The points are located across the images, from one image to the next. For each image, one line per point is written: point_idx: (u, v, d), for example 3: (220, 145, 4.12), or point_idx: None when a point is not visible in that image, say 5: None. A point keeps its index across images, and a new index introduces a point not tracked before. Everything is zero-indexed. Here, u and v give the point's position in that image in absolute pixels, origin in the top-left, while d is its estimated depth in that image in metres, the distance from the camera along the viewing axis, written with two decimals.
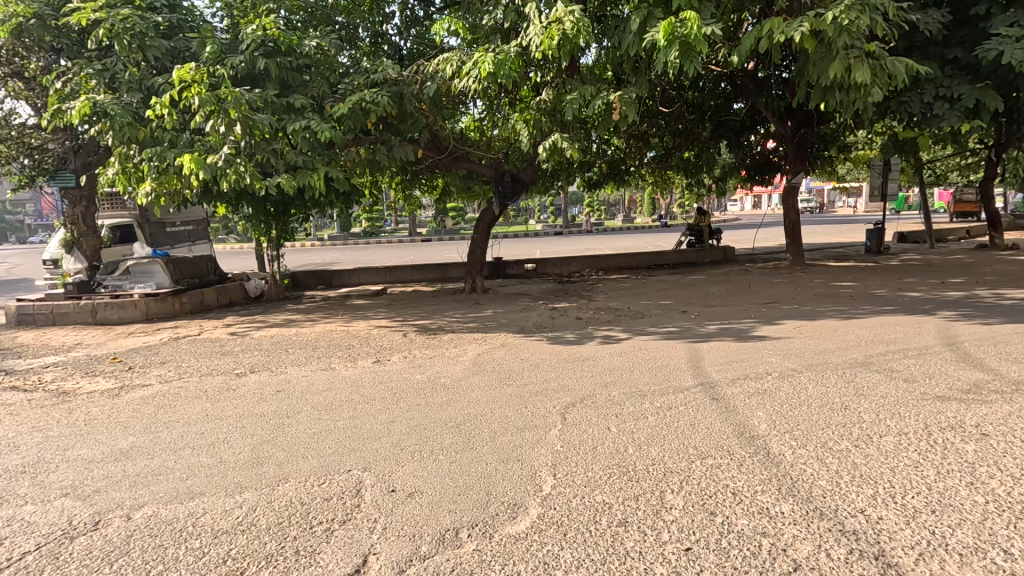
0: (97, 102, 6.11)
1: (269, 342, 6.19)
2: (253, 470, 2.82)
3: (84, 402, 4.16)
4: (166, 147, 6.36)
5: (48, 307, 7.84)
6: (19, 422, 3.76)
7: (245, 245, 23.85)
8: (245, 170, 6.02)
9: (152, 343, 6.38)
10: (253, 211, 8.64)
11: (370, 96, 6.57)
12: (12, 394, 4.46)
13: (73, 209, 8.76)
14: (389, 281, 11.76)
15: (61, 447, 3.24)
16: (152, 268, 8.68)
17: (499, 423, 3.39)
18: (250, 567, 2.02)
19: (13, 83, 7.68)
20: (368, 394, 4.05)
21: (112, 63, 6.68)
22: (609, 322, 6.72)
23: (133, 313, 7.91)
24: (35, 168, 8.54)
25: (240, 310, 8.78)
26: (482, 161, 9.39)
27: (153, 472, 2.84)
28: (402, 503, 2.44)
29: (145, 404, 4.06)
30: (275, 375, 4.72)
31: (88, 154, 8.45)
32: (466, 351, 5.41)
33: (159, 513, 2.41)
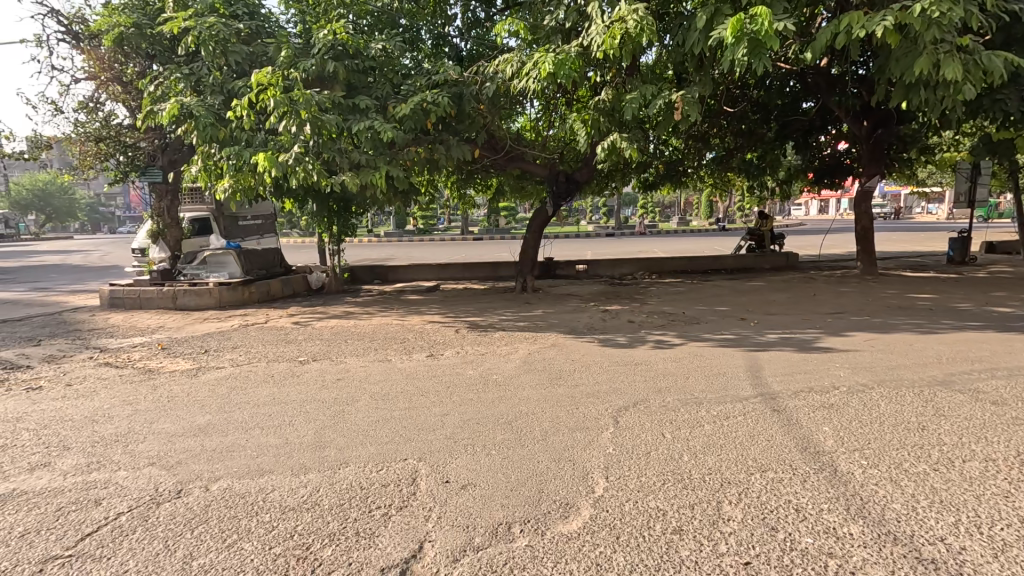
0: (184, 104, 6.61)
1: (329, 332, 6.49)
2: (316, 452, 2.97)
3: (167, 380, 4.53)
4: (244, 146, 6.80)
5: (135, 292, 8.53)
6: (112, 395, 4.14)
7: (307, 240, 25.06)
8: (312, 169, 6.33)
9: (225, 329, 6.83)
10: (318, 208, 9.07)
11: (431, 97, 6.72)
12: (107, 369, 4.92)
13: (159, 203, 9.50)
14: (442, 278, 12.01)
15: (148, 420, 3.54)
16: (226, 259, 9.30)
17: (551, 422, 3.40)
18: (314, 543, 2.13)
19: (114, 88, 8.38)
20: (423, 387, 4.17)
21: (198, 68, 7.20)
22: (662, 326, 6.58)
23: (208, 300, 8.50)
24: (129, 164, 9.37)
25: (303, 301, 9.24)
26: (538, 161, 9.43)
27: (227, 449, 3.05)
28: (456, 494, 2.50)
29: (219, 384, 4.37)
30: (335, 364, 4.95)
31: (173, 152, 9.15)
32: (517, 349, 5.45)
33: (233, 487, 2.59)
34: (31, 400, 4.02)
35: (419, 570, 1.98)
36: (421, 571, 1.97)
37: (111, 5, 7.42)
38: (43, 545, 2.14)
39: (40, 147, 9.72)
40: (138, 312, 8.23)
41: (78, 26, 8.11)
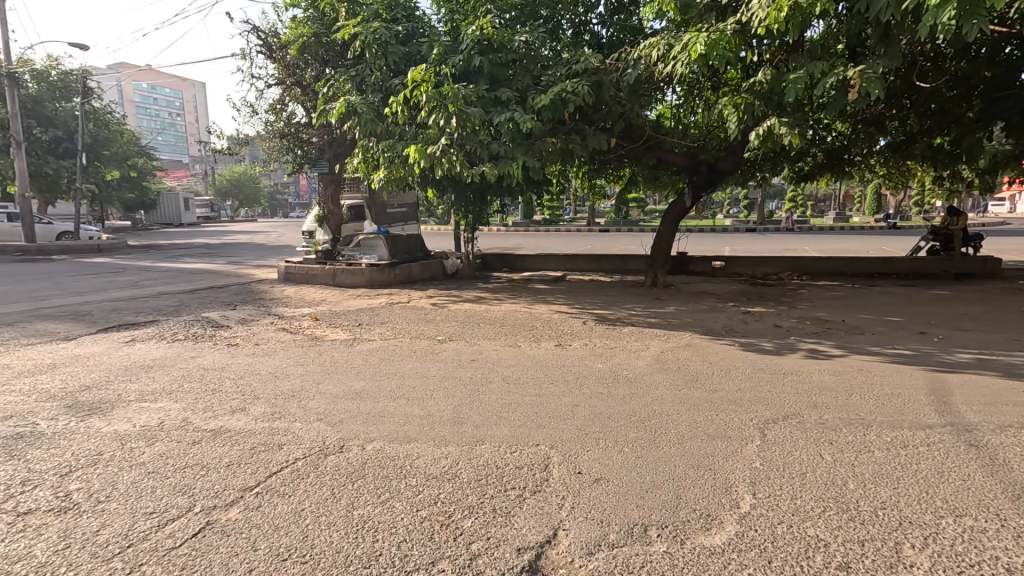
0: (350, 103, 7.39)
1: (463, 315, 6.85)
2: (455, 427, 3.15)
3: (330, 347, 5.16)
4: (397, 139, 7.41)
5: (304, 269, 9.79)
6: (289, 356, 4.83)
7: (443, 228, 26.72)
8: (456, 160, 6.67)
9: (374, 306, 7.54)
10: (457, 198, 9.61)
11: (571, 86, 6.64)
12: (284, 334, 5.75)
13: (326, 190, 10.61)
14: (568, 268, 12.02)
15: (316, 380, 4.07)
16: (376, 243, 10.35)
17: (687, 426, 3.21)
18: (456, 513, 2.26)
19: (296, 91, 9.68)
20: (552, 375, 4.21)
21: (362, 70, 7.96)
22: (815, 334, 5.86)
23: (360, 280, 9.49)
24: (304, 158, 10.75)
25: (439, 285, 9.88)
26: (677, 150, 8.91)
27: (379, 414, 3.37)
28: (588, 487, 2.48)
29: (372, 355, 4.87)
30: (469, 345, 5.20)
31: (338, 146, 10.24)
32: (648, 346, 5.25)
33: (385, 450, 2.86)
34: (230, 354, 4.84)
35: (554, 556, 2.00)
36: (555, 558, 2.00)
37: (297, 18, 8.53)
38: (243, 476, 2.55)
39: (240, 144, 11.62)
40: (307, 287, 9.44)
41: (272, 38, 9.49)
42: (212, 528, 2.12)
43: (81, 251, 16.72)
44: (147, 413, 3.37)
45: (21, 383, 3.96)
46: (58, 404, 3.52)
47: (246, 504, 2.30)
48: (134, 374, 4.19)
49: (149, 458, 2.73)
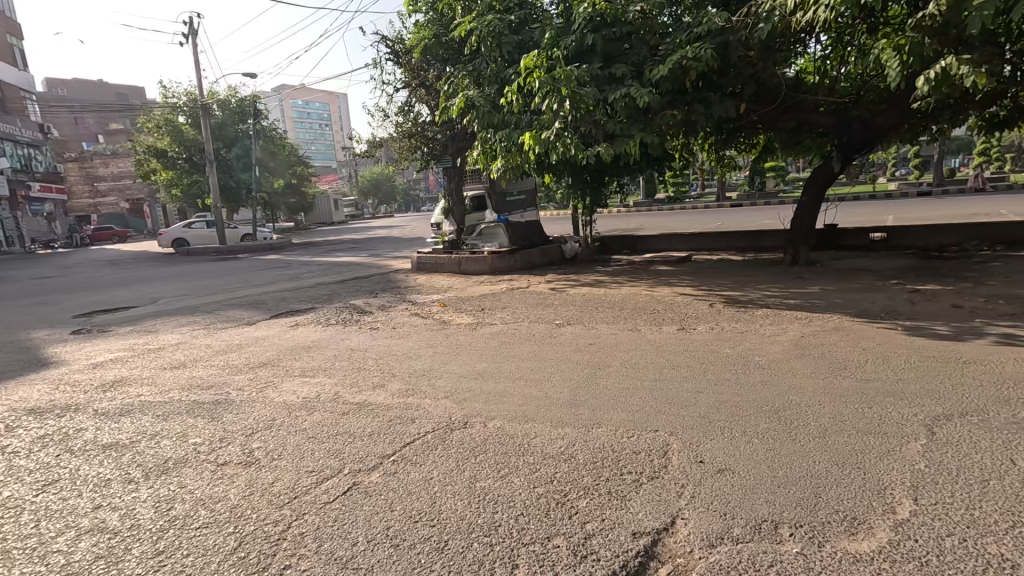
0: (469, 97, 7.69)
1: (582, 299, 6.83)
2: (572, 410, 3.18)
3: (456, 330, 5.50)
4: (513, 128, 7.53)
5: (433, 258, 10.45)
6: (420, 338, 5.25)
7: (562, 213, 26.74)
8: (571, 143, 6.61)
9: (496, 292, 7.85)
10: (573, 181, 9.54)
11: (692, 52, 6.16)
12: (416, 318, 6.25)
13: (450, 184, 11.17)
14: (695, 248, 11.30)
15: (443, 361, 4.39)
16: (497, 231, 10.68)
17: (831, 419, 2.87)
18: (571, 492, 2.30)
19: (421, 92, 10.32)
20: (673, 360, 4.04)
21: (478, 64, 8.22)
22: (1011, 316, 4.83)
23: (483, 267, 9.91)
24: (430, 154, 11.45)
25: (558, 269, 9.95)
26: (822, 109, 7.82)
27: (499, 394, 3.54)
28: (711, 477, 2.35)
29: (494, 338, 5.10)
30: (587, 329, 5.19)
31: (460, 140, 10.68)
32: (785, 330, 4.76)
33: (504, 428, 2.99)
34: (372, 337, 5.41)
35: (671, 544, 1.95)
36: (672, 546, 1.94)
37: (419, 23, 9.03)
38: (383, 444, 2.87)
39: (375, 146, 12.77)
40: (436, 275, 10.11)
41: (398, 45, 10.21)
42: (358, 488, 2.43)
43: (258, 250, 19.77)
44: (308, 387, 3.92)
45: (218, 360, 4.85)
46: (244, 377, 4.26)
47: (384, 469, 2.58)
48: (298, 354, 4.89)
49: (310, 425, 3.19)
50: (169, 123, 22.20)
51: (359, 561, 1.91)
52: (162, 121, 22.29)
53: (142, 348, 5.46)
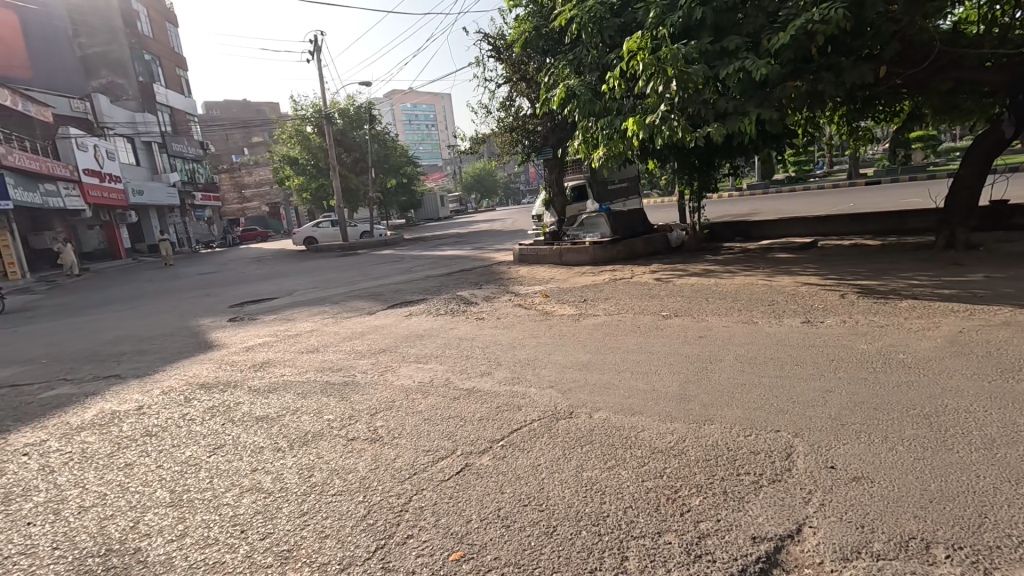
0: (569, 87, 7.62)
1: (690, 289, 6.50)
2: (681, 404, 3.06)
3: (559, 321, 5.53)
4: (615, 115, 7.34)
5: (534, 250, 10.53)
6: (525, 328, 5.35)
7: (667, 200, 25.55)
8: (677, 125, 6.28)
9: (599, 283, 7.74)
10: (680, 165, 9.06)
11: (819, 14, 5.52)
12: (519, 309, 6.38)
13: (551, 175, 11.20)
14: (820, 233, 10.19)
15: (547, 351, 4.45)
16: (598, 221, 10.48)
17: (1000, 428, 2.45)
18: (683, 489, 2.22)
19: (521, 86, 10.42)
20: (796, 355, 3.71)
21: (579, 52, 8.08)
22: None
23: (585, 257, 9.82)
24: (530, 147, 11.54)
25: (664, 259, 9.56)
26: (989, 65, 6.59)
27: (605, 385, 3.50)
28: (844, 485, 2.13)
29: (597, 329, 5.04)
30: (696, 321, 4.93)
31: (561, 131, 10.62)
32: (937, 325, 4.13)
33: (610, 419, 2.97)
34: (478, 327, 5.62)
35: (797, 553, 1.81)
36: (799, 555, 1.80)
37: (520, 17, 9.07)
38: (492, 430, 2.98)
39: (478, 142, 13.16)
40: (537, 266, 10.21)
41: (499, 41, 10.39)
42: (470, 469, 2.56)
43: (374, 246, 21.40)
44: (422, 373, 4.19)
45: (345, 346, 5.36)
46: (366, 361, 4.67)
47: (494, 453, 2.69)
48: (412, 341, 5.24)
49: (425, 408, 3.43)
50: (299, 134, 24.73)
51: (473, 538, 2.02)
52: (293, 132, 24.90)
53: (283, 334, 6.21)
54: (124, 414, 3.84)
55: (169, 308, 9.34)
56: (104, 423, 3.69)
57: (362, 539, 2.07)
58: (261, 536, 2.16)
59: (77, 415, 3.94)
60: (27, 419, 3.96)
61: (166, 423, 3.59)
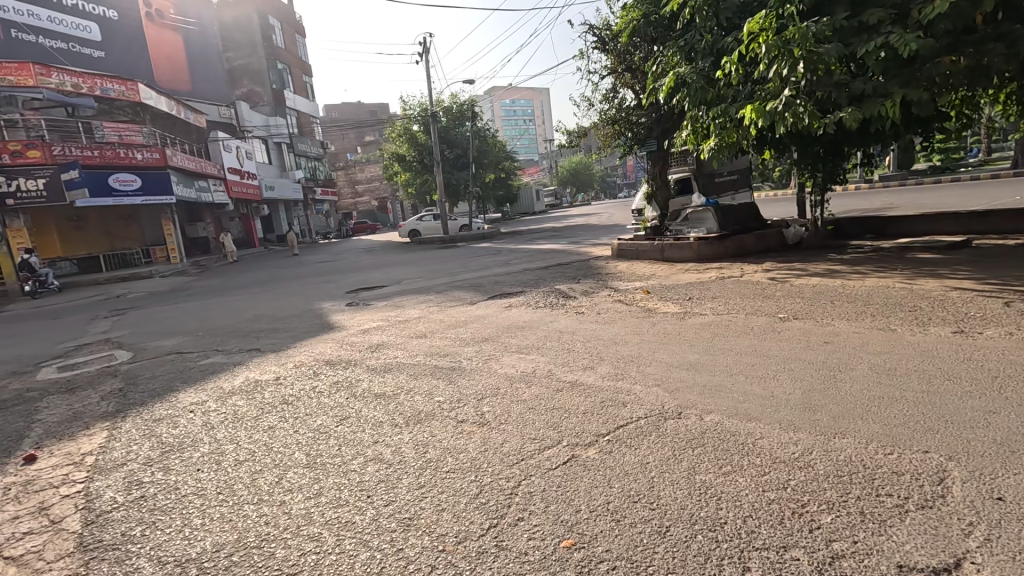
0: (679, 75, 7.27)
1: (811, 291, 5.95)
2: (806, 414, 2.83)
3: (663, 319, 5.34)
4: (730, 103, 6.89)
5: (634, 245, 10.24)
6: (626, 325, 5.25)
7: (782, 194, 23.53)
8: (804, 111, 5.73)
9: (704, 280, 7.36)
10: (801, 155, 8.30)
11: None
12: (620, 305, 6.27)
13: (655, 167, 10.85)
14: (974, 231, 8.81)
15: (651, 349, 4.32)
16: (704, 215, 9.90)
17: None
18: (811, 504, 2.05)
19: (626, 76, 10.16)
20: (947, 369, 3.25)
21: (691, 38, 7.67)
22: None
23: (688, 254, 9.34)
24: (633, 139, 11.20)
25: (778, 257, 8.84)
26: None
27: (716, 387, 3.34)
28: (1017, 521, 1.84)
29: (705, 328, 4.80)
30: (820, 325, 4.51)
31: (666, 122, 10.19)
32: None
33: (724, 423, 2.82)
34: (578, 321, 5.61)
35: None
36: None
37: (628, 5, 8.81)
38: (597, 423, 2.97)
39: (580, 136, 13.04)
40: (637, 262, 9.92)
41: (605, 32, 10.19)
42: (576, 460, 2.58)
43: (473, 239, 22.11)
44: (525, 363, 4.27)
45: (450, 333, 5.62)
46: (471, 349, 4.86)
47: (601, 447, 2.68)
48: (514, 332, 5.35)
49: (529, 397, 3.50)
50: (407, 132, 26.22)
51: (583, 528, 2.04)
52: (402, 131, 26.44)
53: (394, 320, 6.66)
54: (265, 383, 4.37)
55: (296, 291, 10.41)
56: (250, 389, 4.24)
57: (475, 516, 2.18)
58: (385, 503, 2.35)
59: (229, 381, 4.55)
60: (191, 381, 4.64)
61: (299, 393, 4.03)
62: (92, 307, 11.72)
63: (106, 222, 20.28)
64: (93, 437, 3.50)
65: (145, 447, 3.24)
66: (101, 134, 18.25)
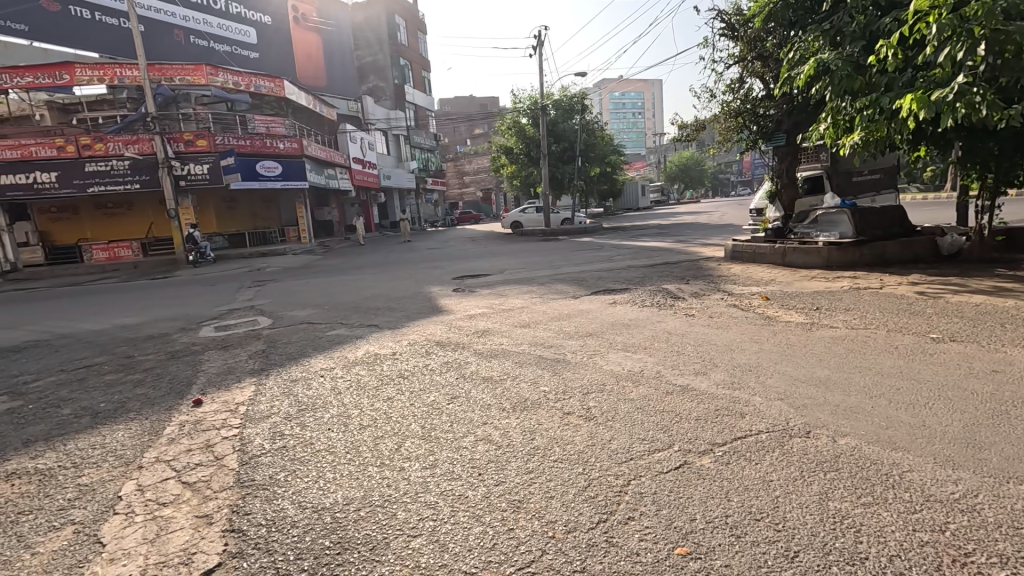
0: (821, 61, 6.56)
1: (971, 310, 5.14)
2: (970, 451, 2.45)
3: (785, 328, 4.93)
4: (882, 92, 6.10)
5: (751, 247, 9.51)
6: (743, 331, 4.92)
7: (933, 197, 20.51)
8: (982, 101, 4.91)
9: (834, 289, 6.67)
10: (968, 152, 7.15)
11: None
12: (735, 310, 5.89)
13: (781, 164, 10.05)
14: None
15: (772, 359, 4.01)
16: (838, 217, 8.73)
17: None
18: (978, 555, 1.78)
19: (756, 65, 9.41)
20: None
21: (839, 19, 6.90)
22: None
23: (815, 260, 8.53)
24: (757, 133, 10.35)
25: (928, 269, 7.73)
26: None
27: (851, 409, 3.01)
28: None
29: (836, 342, 4.35)
30: (986, 350, 3.88)
31: (798, 114, 9.30)
32: None
33: (862, 449, 2.54)
34: (688, 323, 5.36)
35: None
36: None
37: None
38: (711, 432, 2.82)
39: (697, 129, 12.32)
40: (753, 265, 9.23)
41: (735, 17, 9.52)
42: (690, 467, 2.47)
43: (574, 233, 22.07)
44: (632, 362, 4.17)
45: (554, 325, 5.66)
46: (575, 342, 4.85)
47: (716, 457, 2.55)
48: (619, 329, 5.25)
49: (637, 396, 3.42)
50: (516, 125, 26.69)
51: (699, 538, 1.95)
52: (511, 123, 26.97)
53: (499, 308, 6.85)
54: (384, 357, 4.73)
55: (408, 274, 11.08)
56: (371, 361, 4.60)
57: (585, 509, 2.17)
58: (495, 483, 2.42)
59: (352, 351, 4.99)
60: (320, 349, 5.16)
61: (413, 369, 4.31)
62: (240, 277, 13.44)
63: (253, 204, 23.05)
64: (244, 390, 4.02)
65: (286, 403, 3.66)
66: (253, 126, 20.59)
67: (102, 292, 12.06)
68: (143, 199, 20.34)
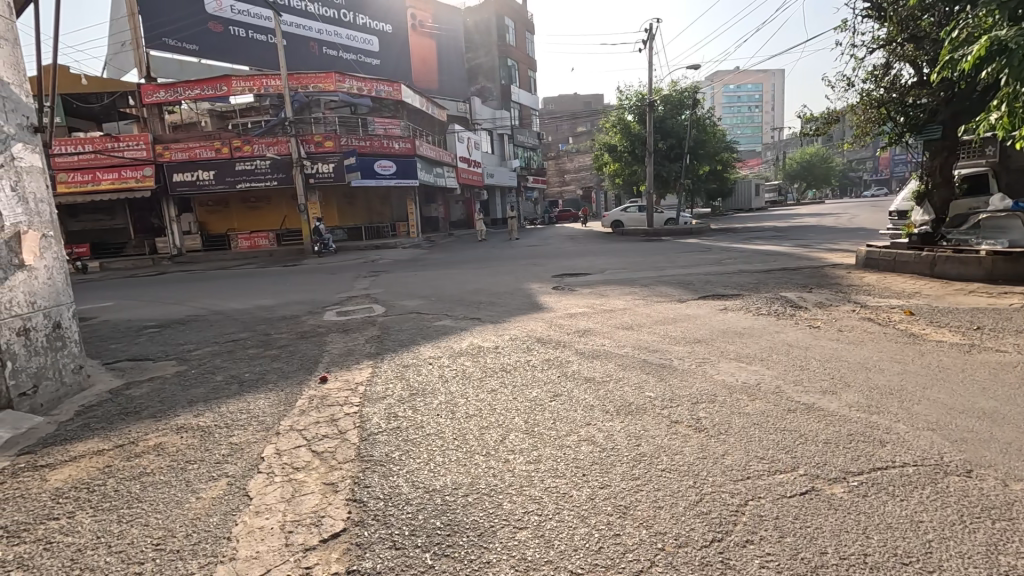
0: (996, 39, 5.47)
1: None
2: None
3: (935, 348, 4.29)
4: None
5: (891, 254, 8.39)
6: (881, 348, 4.37)
7: None
8: None
9: (999, 307, 5.68)
10: None
11: None
12: (871, 324, 5.24)
13: (933, 161, 8.83)
14: None
15: (920, 383, 3.50)
16: (1011, 222, 7.47)
17: None
18: None
19: (908, 48, 8.28)
20: None
21: None
22: None
23: (976, 270, 7.31)
24: (905, 125, 9.02)
25: None
26: None
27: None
28: None
29: (1005, 370, 3.70)
30: None
31: (960, 102, 8.01)
32: None
33: None
34: (813, 335, 4.87)
35: None
36: None
37: None
38: (843, 458, 2.54)
39: (828, 122, 11.10)
40: (892, 274, 8.16)
41: None
42: (819, 495, 2.24)
43: (678, 233, 21.08)
44: (747, 373, 3.89)
45: (659, 329, 5.44)
46: (682, 348, 4.62)
47: (851, 487, 2.28)
48: (731, 337, 4.92)
49: (753, 410, 3.19)
50: (621, 122, 26.16)
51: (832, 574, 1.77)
52: (616, 120, 26.50)
53: (600, 308, 6.73)
54: (487, 349, 4.86)
55: (508, 271, 11.30)
56: (475, 353, 4.76)
57: (697, 524, 2.06)
58: (600, 485, 2.39)
59: (458, 342, 5.20)
60: (429, 338, 5.44)
61: (516, 364, 4.38)
62: (357, 267, 14.62)
63: (370, 200, 24.92)
64: (362, 371, 4.36)
65: (398, 386, 3.91)
66: (372, 127, 22.24)
67: (246, 276, 13.77)
68: (279, 195, 22.85)
